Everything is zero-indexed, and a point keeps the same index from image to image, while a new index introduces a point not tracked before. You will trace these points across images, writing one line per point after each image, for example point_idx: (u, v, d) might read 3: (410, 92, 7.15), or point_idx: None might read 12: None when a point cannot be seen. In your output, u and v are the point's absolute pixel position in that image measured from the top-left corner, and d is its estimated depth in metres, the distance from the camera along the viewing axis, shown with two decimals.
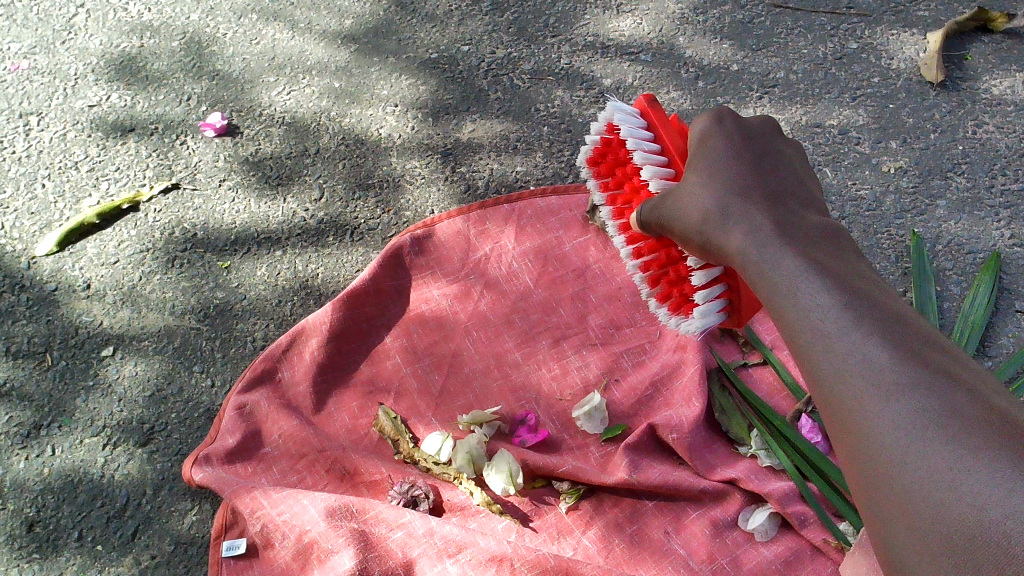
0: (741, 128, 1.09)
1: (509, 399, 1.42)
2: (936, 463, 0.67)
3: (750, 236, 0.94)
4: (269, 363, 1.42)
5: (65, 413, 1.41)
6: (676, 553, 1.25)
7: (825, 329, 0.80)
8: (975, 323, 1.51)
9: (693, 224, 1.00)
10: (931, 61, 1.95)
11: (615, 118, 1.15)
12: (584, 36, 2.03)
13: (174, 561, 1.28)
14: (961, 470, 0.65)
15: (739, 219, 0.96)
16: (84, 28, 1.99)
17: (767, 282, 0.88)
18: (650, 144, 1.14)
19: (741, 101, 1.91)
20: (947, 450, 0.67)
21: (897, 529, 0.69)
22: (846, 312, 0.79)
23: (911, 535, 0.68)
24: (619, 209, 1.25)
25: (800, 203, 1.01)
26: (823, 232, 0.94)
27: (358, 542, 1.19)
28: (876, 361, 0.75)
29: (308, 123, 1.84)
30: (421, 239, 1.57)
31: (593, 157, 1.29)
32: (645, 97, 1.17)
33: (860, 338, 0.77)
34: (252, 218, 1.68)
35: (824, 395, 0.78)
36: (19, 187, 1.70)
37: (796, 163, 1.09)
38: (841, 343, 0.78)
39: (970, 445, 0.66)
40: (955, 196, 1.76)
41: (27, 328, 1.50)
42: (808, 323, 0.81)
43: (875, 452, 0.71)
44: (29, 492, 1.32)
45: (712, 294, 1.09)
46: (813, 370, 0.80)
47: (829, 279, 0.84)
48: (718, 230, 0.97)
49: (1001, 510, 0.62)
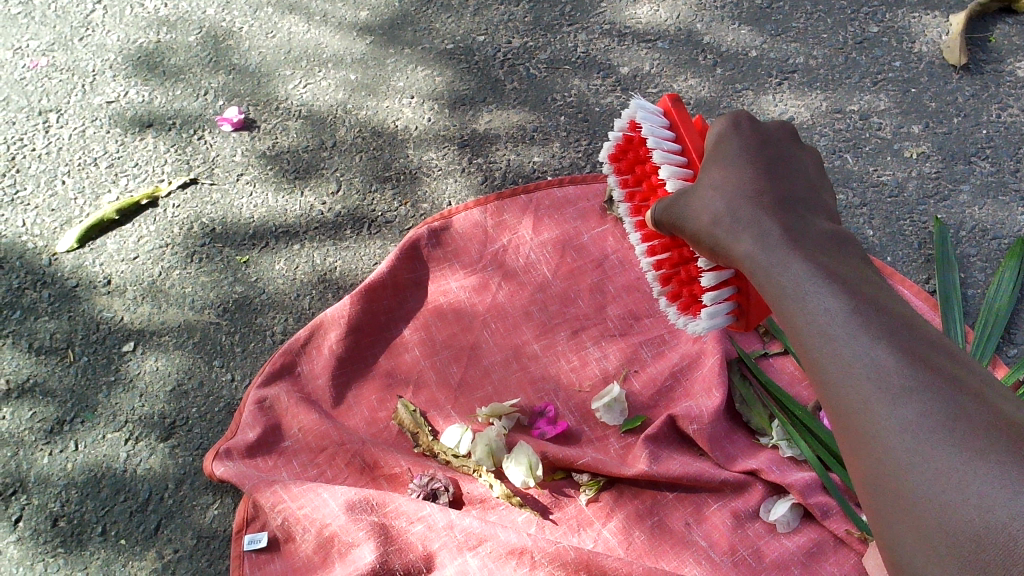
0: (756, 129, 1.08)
1: (528, 392, 1.42)
2: (945, 465, 0.69)
3: (759, 241, 0.94)
4: (289, 357, 1.42)
5: (88, 408, 1.42)
6: (698, 544, 1.24)
7: (832, 332, 0.81)
8: (1000, 311, 1.46)
9: (704, 225, 1.01)
10: (954, 43, 1.92)
11: (638, 116, 1.14)
12: (601, 24, 2.01)
13: (196, 555, 1.29)
14: (968, 472, 0.67)
15: (747, 223, 0.97)
16: (102, 24, 2.00)
17: (774, 284, 0.90)
18: (671, 143, 1.13)
19: (760, 87, 1.89)
20: (954, 452, 0.69)
21: (904, 531, 0.71)
22: (853, 315, 0.81)
23: (918, 536, 0.69)
24: (637, 205, 1.24)
25: (810, 208, 1.01)
26: (832, 237, 0.95)
27: (378, 535, 1.20)
28: (882, 364, 0.76)
29: (325, 116, 1.84)
30: (438, 232, 1.56)
31: (615, 153, 1.26)
32: (671, 97, 1.17)
33: (867, 342, 0.78)
34: (270, 212, 1.68)
35: (831, 397, 0.79)
36: (39, 184, 1.71)
37: (809, 166, 1.08)
38: (848, 346, 0.79)
39: (977, 447, 0.68)
40: (980, 180, 1.73)
41: (50, 324, 1.51)
42: (814, 326, 0.83)
43: (882, 453, 0.73)
44: (53, 487, 1.33)
45: (721, 296, 1.08)
46: (820, 373, 0.81)
47: (836, 284, 0.85)
48: (728, 235, 0.98)
49: (1006, 511, 0.64)
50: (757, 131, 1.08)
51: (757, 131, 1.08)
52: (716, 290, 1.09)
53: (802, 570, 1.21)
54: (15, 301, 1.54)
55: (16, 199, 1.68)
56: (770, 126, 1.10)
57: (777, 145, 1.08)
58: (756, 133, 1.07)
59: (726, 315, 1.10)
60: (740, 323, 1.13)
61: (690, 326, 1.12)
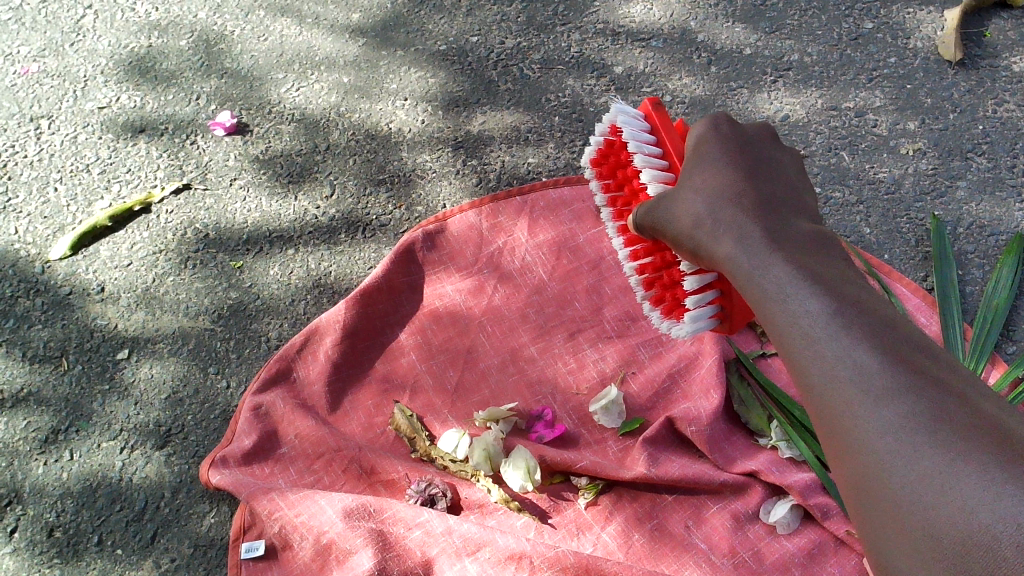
0: (736, 132, 1.08)
1: (525, 395, 1.41)
2: (929, 467, 0.68)
3: (741, 243, 0.94)
4: (284, 363, 1.41)
5: (83, 417, 1.41)
6: (697, 547, 1.23)
7: (815, 335, 0.81)
8: (998, 307, 1.45)
9: (685, 229, 1.00)
10: (949, 38, 1.92)
11: (619, 120, 1.12)
12: (594, 24, 2.00)
13: (193, 564, 1.28)
14: (952, 474, 0.66)
15: (728, 227, 0.97)
16: (92, 29, 1.99)
17: (756, 287, 0.89)
18: (651, 148, 1.12)
19: (755, 85, 1.88)
20: (937, 455, 0.68)
21: (889, 534, 0.70)
22: (836, 318, 0.80)
23: (904, 539, 0.69)
24: (619, 210, 1.23)
25: (793, 209, 1.01)
26: (812, 238, 0.94)
27: (376, 542, 1.19)
28: (866, 366, 0.76)
29: (319, 119, 1.83)
30: (433, 235, 1.55)
31: (596, 158, 1.24)
32: (651, 101, 1.16)
33: (851, 344, 0.78)
34: (264, 217, 1.67)
35: (816, 401, 0.79)
36: (31, 192, 1.70)
37: (791, 170, 1.08)
38: (831, 350, 0.79)
39: (960, 449, 0.67)
40: (976, 177, 1.72)
41: (43, 332, 1.50)
42: (799, 330, 0.82)
43: (867, 457, 0.73)
44: (49, 497, 1.32)
45: (704, 299, 1.07)
46: (805, 376, 0.81)
47: (819, 286, 0.84)
48: (710, 238, 0.97)
49: (989, 513, 0.63)
50: (736, 133, 1.08)
51: (736, 133, 1.08)
52: (700, 293, 1.09)
53: (802, 571, 1.20)
54: (8, 309, 1.53)
55: (8, 207, 1.67)
56: (749, 129, 1.10)
57: (757, 146, 1.08)
58: (734, 134, 1.07)
59: (710, 318, 1.10)
60: (723, 327, 1.13)
61: (674, 331, 1.11)
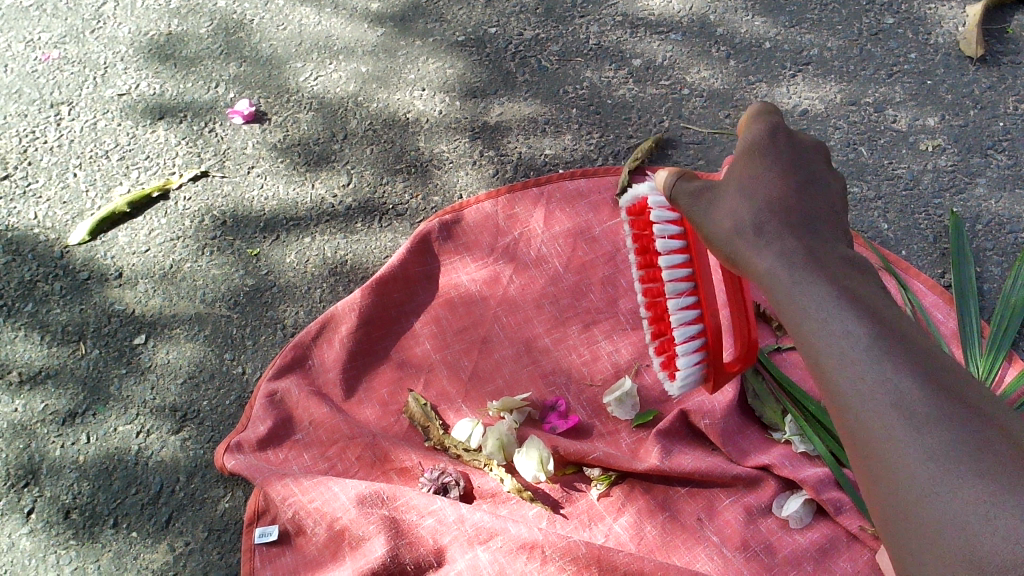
0: (791, 142, 1.05)
1: (539, 386, 1.41)
2: (970, 498, 0.73)
3: (780, 257, 0.94)
4: (299, 350, 1.42)
5: (100, 401, 1.42)
6: (709, 539, 1.23)
7: (853, 356, 0.83)
8: (1019, 302, 1.41)
9: (725, 233, 1.00)
10: (971, 35, 1.90)
11: None
12: (613, 16, 2.00)
13: (207, 548, 1.29)
14: (996, 505, 0.72)
15: (772, 238, 0.96)
16: (113, 16, 2.00)
17: (794, 301, 0.89)
18: None
19: (774, 79, 1.87)
20: (979, 485, 0.73)
21: (924, 553, 0.75)
22: (877, 342, 0.83)
23: (942, 561, 0.73)
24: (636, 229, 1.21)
25: (812, 211, 1.00)
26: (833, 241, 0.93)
27: (389, 529, 1.20)
28: (906, 391, 0.79)
29: (337, 107, 1.83)
30: (449, 225, 1.56)
31: None
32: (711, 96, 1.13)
33: (893, 370, 0.80)
34: (281, 204, 1.68)
35: (852, 420, 0.82)
36: (51, 177, 1.71)
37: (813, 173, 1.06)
38: (871, 372, 0.81)
39: (1004, 482, 0.72)
40: (996, 173, 1.71)
41: (61, 316, 1.51)
42: (838, 348, 0.84)
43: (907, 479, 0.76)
44: (65, 479, 1.34)
45: (693, 364, 1.13)
46: (838, 395, 0.83)
47: (862, 310, 0.86)
48: (751, 249, 0.97)
49: None
50: (791, 142, 1.06)
51: (791, 142, 1.05)
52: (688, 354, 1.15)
53: (814, 566, 1.20)
54: (27, 292, 1.54)
55: (27, 192, 1.69)
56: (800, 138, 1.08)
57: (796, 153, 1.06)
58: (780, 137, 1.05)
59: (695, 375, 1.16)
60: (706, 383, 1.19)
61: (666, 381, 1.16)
